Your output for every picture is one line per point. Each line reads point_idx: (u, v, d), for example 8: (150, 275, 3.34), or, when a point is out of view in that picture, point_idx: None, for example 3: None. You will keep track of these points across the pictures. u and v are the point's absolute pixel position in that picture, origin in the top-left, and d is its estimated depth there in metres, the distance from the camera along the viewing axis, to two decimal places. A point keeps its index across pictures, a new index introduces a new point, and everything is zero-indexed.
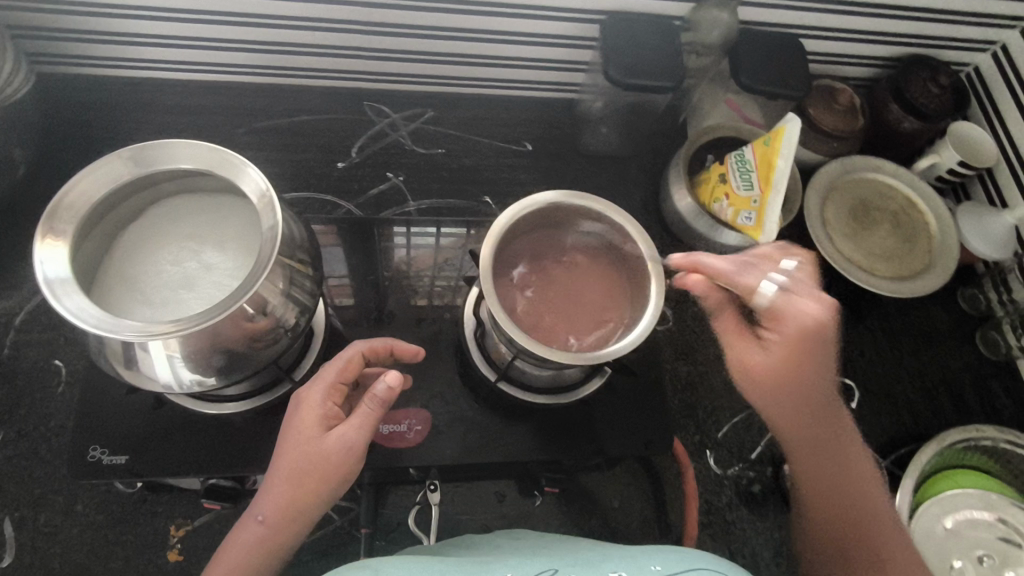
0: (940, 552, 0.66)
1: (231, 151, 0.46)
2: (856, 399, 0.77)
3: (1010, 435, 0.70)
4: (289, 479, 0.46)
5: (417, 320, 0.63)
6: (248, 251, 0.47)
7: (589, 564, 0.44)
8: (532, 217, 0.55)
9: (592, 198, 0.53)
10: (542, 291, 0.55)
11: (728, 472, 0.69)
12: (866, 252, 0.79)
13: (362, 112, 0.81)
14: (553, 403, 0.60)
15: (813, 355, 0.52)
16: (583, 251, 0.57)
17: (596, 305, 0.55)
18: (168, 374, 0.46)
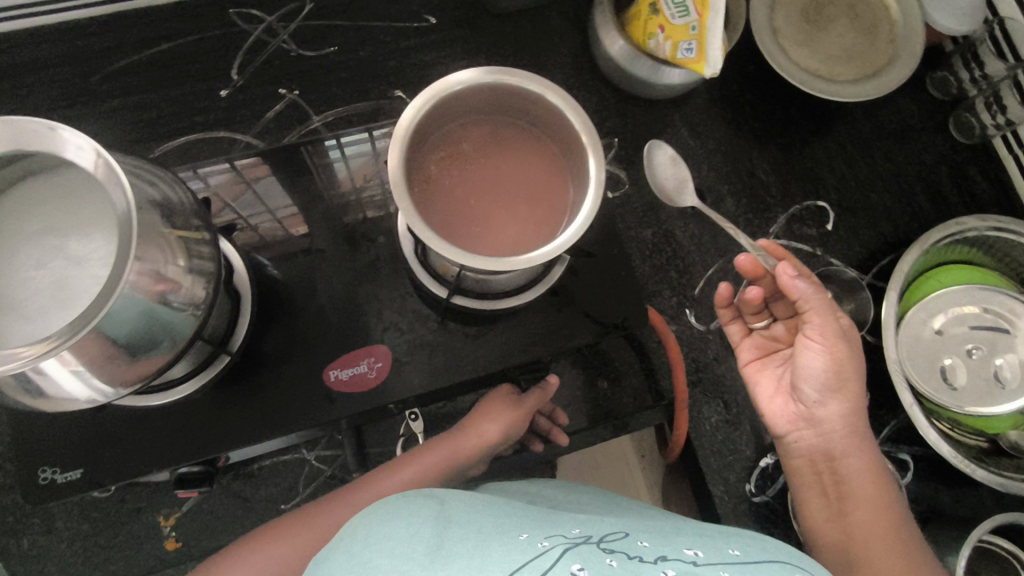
0: (928, 355, 0.66)
1: (31, 117, 0.37)
2: (830, 221, 0.73)
3: (993, 222, 0.67)
4: (449, 446, 0.56)
5: (351, 251, 0.57)
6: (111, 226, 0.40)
7: (661, 531, 0.42)
8: (440, 111, 0.47)
9: (494, 71, 0.46)
10: (475, 193, 0.50)
11: (710, 326, 0.68)
12: (824, 56, 0.71)
13: (229, 23, 0.68)
14: (516, 305, 0.55)
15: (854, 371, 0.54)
16: (506, 136, 0.51)
17: (537, 194, 0.50)
18: (83, 387, 0.41)
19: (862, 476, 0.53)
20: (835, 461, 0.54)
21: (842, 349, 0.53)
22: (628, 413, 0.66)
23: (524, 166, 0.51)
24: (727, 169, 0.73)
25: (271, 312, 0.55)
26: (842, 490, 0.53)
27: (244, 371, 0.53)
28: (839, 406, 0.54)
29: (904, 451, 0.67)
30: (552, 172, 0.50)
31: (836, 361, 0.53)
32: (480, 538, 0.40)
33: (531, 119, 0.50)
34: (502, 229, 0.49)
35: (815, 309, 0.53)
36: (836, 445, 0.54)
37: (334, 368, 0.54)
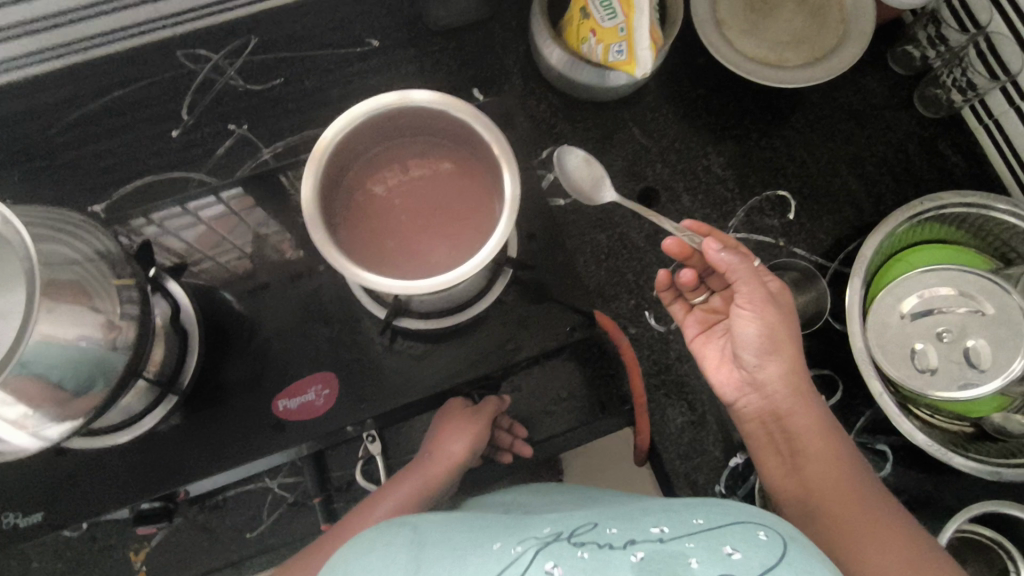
0: (899, 341, 0.64)
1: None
2: (792, 210, 0.71)
3: (972, 197, 0.64)
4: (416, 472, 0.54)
5: (296, 281, 0.58)
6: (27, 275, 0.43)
7: (628, 515, 0.38)
8: (353, 139, 0.48)
9: (400, 95, 0.46)
10: (401, 209, 0.50)
11: (671, 327, 0.67)
12: (771, 43, 0.70)
13: (177, 65, 0.69)
14: (459, 323, 0.57)
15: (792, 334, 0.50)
16: (423, 155, 0.51)
17: (464, 211, 0.50)
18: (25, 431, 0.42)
19: (807, 429, 0.50)
20: (780, 419, 0.51)
21: (772, 311, 0.49)
22: None
23: (444, 181, 0.50)
24: (682, 165, 0.72)
25: (220, 345, 0.56)
26: (791, 450, 0.50)
27: (197, 405, 0.54)
28: (777, 364, 0.50)
29: (882, 441, 0.66)
30: (473, 185, 0.50)
31: (770, 325, 0.49)
32: (450, 554, 0.37)
33: (462, 142, 0.51)
34: (428, 246, 0.49)
35: (742, 278, 0.50)
36: (781, 403, 0.50)
37: (282, 397, 0.54)
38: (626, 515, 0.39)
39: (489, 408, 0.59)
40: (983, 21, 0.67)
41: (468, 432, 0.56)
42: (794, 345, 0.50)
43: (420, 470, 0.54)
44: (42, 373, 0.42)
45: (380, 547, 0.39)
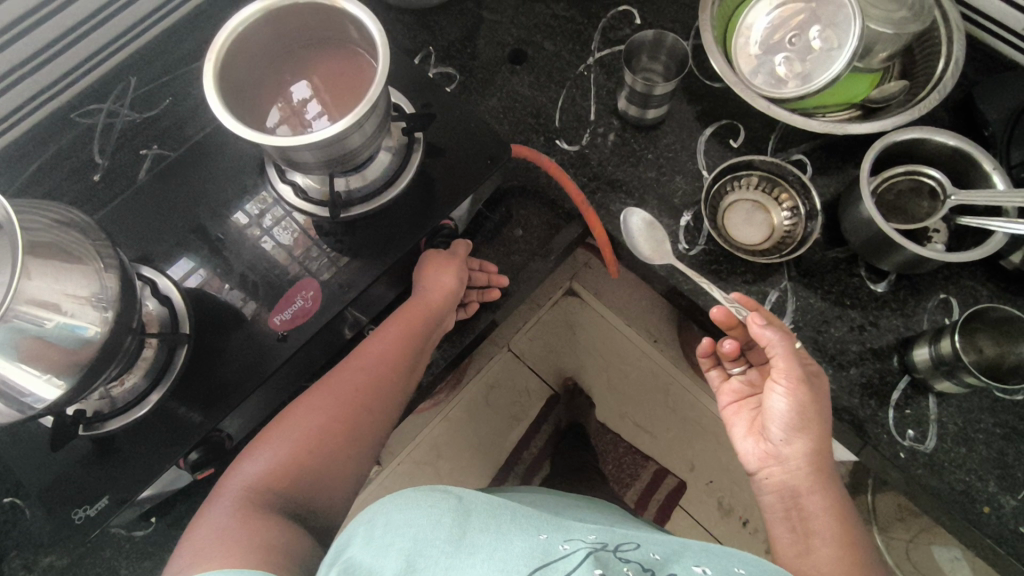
0: (763, 71, 0.73)
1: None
2: (638, 16, 0.79)
3: None
4: (407, 319, 0.64)
5: (245, 232, 0.63)
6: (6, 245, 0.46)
7: (670, 544, 0.46)
8: (232, 58, 0.54)
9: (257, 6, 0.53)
10: (301, 105, 0.57)
11: (582, 143, 0.74)
12: None
13: (79, 124, 0.76)
14: (393, 195, 0.63)
15: (820, 417, 0.58)
16: (304, 63, 0.58)
17: (349, 83, 0.57)
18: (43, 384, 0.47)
19: (820, 487, 0.58)
20: (800, 483, 0.58)
21: (809, 396, 0.58)
22: (549, 244, 0.73)
23: (326, 76, 0.58)
24: (534, 22, 0.80)
25: (204, 307, 0.61)
26: (793, 503, 0.59)
27: (200, 362, 0.59)
28: (808, 444, 0.58)
29: (797, 153, 0.72)
30: (354, 63, 0.58)
31: (801, 412, 0.58)
32: (501, 529, 0.44)
33: (327, 32, 0.58)
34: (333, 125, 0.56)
35: (784, 367, 0.58)
36: (804, 470, 0.58)
37: (274, 311, 0.60)
38: (670, 545, 0.47)
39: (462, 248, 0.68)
40: None
41: (451, 260, 0.67)
42: (824, 432, 0.59)
43: (409, 306, 0.65)
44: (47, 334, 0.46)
45: (433, 506, 0.45)
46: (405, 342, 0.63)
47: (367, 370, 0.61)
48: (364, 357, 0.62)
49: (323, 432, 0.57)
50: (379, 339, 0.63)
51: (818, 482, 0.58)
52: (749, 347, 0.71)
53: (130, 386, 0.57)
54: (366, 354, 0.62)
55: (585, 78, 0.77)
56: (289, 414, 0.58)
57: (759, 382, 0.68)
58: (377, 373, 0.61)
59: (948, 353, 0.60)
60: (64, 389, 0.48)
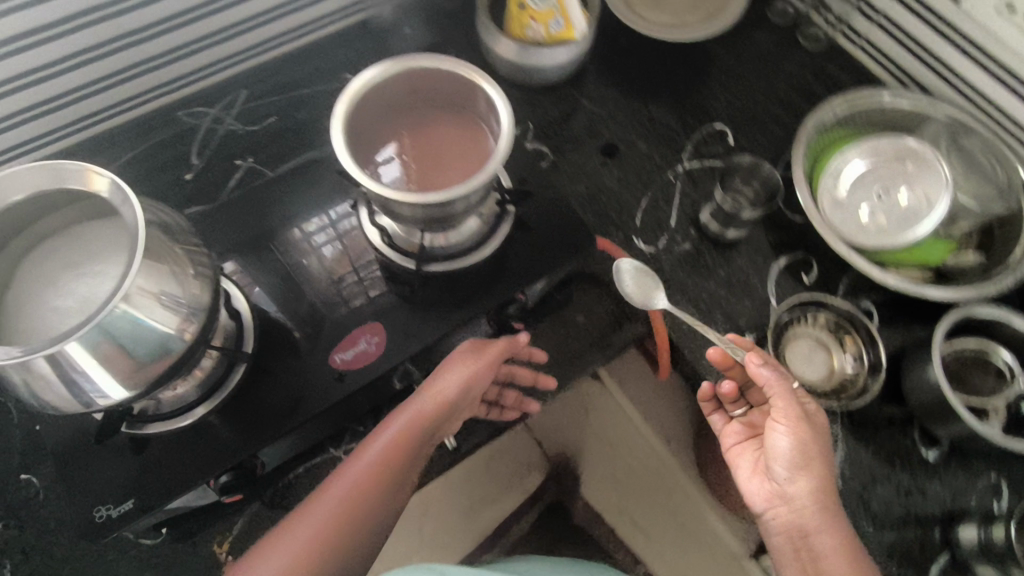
0: (849, 214, 0.74)
1: (66, 160, 0.48)
2: (731, 137, 0.82)
3: (854, 97, 0.78)
4: (424, 414, 0.59)
5: (298, 246, 0.65)
6: (122, 240, 0.49)
7: None
8: (357, 113, 0.56)
9: (376, 67, 0.55)
10: (412, 161, 0.59)
11: (658, 246, 0.76)
12: (672, 14, 0.86)
13: (184, 122, 0.79)
14: (477, 259, 0.64)
15: (821, 450, 0.59)
16: (419, 119, 0.61)
17: (464, 151, 0.59)
18: (114, 385, 0.47)
19: (827, 521, 0.57)
20: (806, 523, 0.57)
21: (810, 429, 0.59)
22: (609, 338, 0.73)
23: (442, 134, 0.60)
24: (631, 121, 0.83)
25: (269, 330, 0.62)
26: (799, 552, 0.57)
27: (252, 383, 0.59)
28: (812, 478, 0.58)
29: (866, 302, 0.73)
30: (468, 125, 0.60)
31: (805, 447, 0.58)
32: None
33: (452, 100, 0.60)
34: (446, 181, 0.58)
35: (788, 399, 0.59)
36: (811, 506, 0.57)
37: (337, 350, 0.60)
38: None
39: (498, 343, 0.64)
40: None
41: (481, 352, 0.62)
42: (826, 465, 0.59)
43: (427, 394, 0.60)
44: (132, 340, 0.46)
45: None
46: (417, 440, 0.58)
47: (379, 462, 0.56)
48: (376, 448, 0.57)
49: (324, 545, 0.53)
50: (392, 427, 0.58)
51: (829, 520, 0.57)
52: (749, 389, 0.71)
53: (179, 394, 0.56)
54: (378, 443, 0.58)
55: (672, 185, 0.79)
56: (297, 511, 0.54)
57: (760, 422, 0.69)
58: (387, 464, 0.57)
59: (1001, 540, 0.59)
60: (132, 393, 0.48)
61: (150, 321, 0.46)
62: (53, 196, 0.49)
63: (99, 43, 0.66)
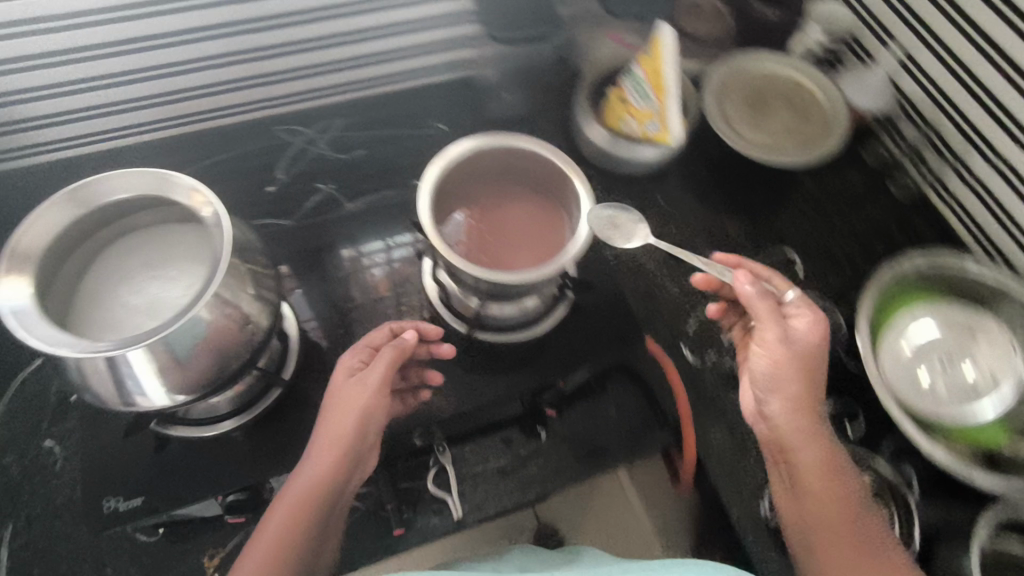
0: (909, 373, 0.72)
1: (180, 173, 0.49)
2: (800, 266, 0.82)
3: (939, 257, 0.77)
4: (331, 435, 0.51)
5: (354, 263, 0.71)
6: (204, 258, 0.50)
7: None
8: (444, 179, 0.58)
9: (468, 139, 0.57)
10: (484, 233, 0.61)
11: (705, 360, 0.73)
12: (768, 134, 0.86)
13: (278, 137, 0.83)
14: (526, 337, 0.66)
15: (813, 375, 0.59)
16: (499, 194, 0.63)
17: (536, 235, 0.61)
18: (159, 393, 0.48)
19: (828, 492, 0.56)
20: (798, 477, 0.58)
21: (808, 382, 0.58)
22: (639, 442, 0.70)
23: (513, 214, 0.62)
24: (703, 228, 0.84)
25: (310, 361, 0.63)
26: (801, 514, 0.57)
27: (282, 409, 0.59)
28: (808, 428, 0.58)
29: (908, 468, 0.70)
30: (545, 209, 0.62)
31: (784, 365, 0.58)
32: None
33: (537, 183, 0.62)
34: (505, 260, 0.59)
35: (783, 336, 0.58)
36: (809, 467, 0.57)
37: None
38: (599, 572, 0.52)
39: (386, 355, 0.54)
40: (928, 115, 0.83)
41: (370, 374, 0.53)
42: (812, 404, 0.59)
43: (328, 428, 0.51)
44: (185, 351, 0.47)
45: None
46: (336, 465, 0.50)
47: (297, 503, 0.49)
48: (291, 495, 0.50)
49: None
50: (303, 469, 0.50)
51: (806, 450, 0.57)
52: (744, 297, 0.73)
53: (210, 404, 0.57)
54: (291, 488, 0.50)
55: None
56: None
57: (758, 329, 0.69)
58: (311, 499, 0.49)
59: None
60: (172, 403, 0.49)
61: (210, 340, 0.48)
62: (152, 199, 0.50)
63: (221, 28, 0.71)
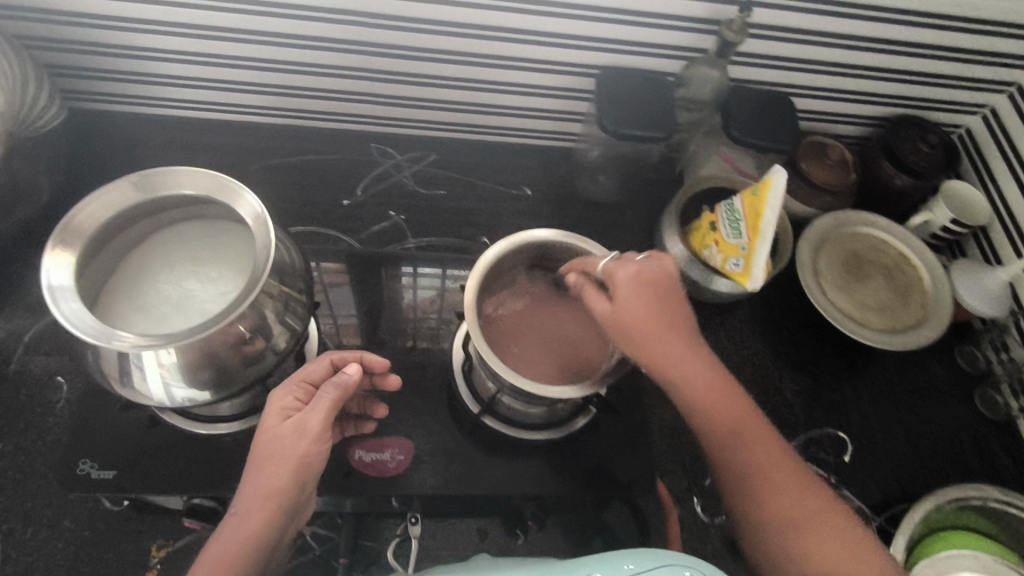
0: None
1: (250, 193, 0.48)
2: (849, 452, 0.77)
3: (1006, 495, 0.70)
4: (262, 483, 0.47)
5: (401, 287, 0.72)
6: (244, 273, 0.50)
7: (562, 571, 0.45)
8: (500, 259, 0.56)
9: (549, 231, 0.57)
10: (519, 320, 0.59)
11: (715, 520, 0.68)
12: (858, 304, 0.80)
13: (370, 154, 0.85)
14: (539, 439, 0.61)
15: (660, 292, 0.53)
16: (547, 286, 0.61)
17: (571, 339, 0.59)
18: (160, 389, 0.48)
19: (731, 406, 0.54)
20: (706, 414, 0.53)
21: (664, 304, 0.53)
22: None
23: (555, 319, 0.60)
24: (758, 379, 0.80)
25: None
26: (727, 462, 0.54)
27: None
28: (686, 343, 0.53)
29: None
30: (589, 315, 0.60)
31: (626, 299, 0.52)
32: None
33: None
34: (527, 362, 0.56)
35: (613, 325, 0.52)
36: (706, 396, 0.53)
37: (363, 448, 0.59)
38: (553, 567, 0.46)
39: (326, 398, 0.51)
40: None
41: (309, 420, 0.50)
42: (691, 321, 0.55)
43: (260, 482, 0.47)
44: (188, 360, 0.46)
45: None
46: (270, 518, 0.47)
47: (224, 564, 0.45)
48: (219, 554, 0.45)
49: None
50: (233, 524, 0.47)
51: (679, 361, 0.53)
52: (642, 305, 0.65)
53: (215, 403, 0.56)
54: (217, 544, 0.46)
55: None
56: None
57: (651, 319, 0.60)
58: (241, 564, 0.45)
59: None
60: (167, 399, 0.49)
61: (214, 360, 0.47)
62: (216, 202, 0.51)
63: (344, 52, 0.72)
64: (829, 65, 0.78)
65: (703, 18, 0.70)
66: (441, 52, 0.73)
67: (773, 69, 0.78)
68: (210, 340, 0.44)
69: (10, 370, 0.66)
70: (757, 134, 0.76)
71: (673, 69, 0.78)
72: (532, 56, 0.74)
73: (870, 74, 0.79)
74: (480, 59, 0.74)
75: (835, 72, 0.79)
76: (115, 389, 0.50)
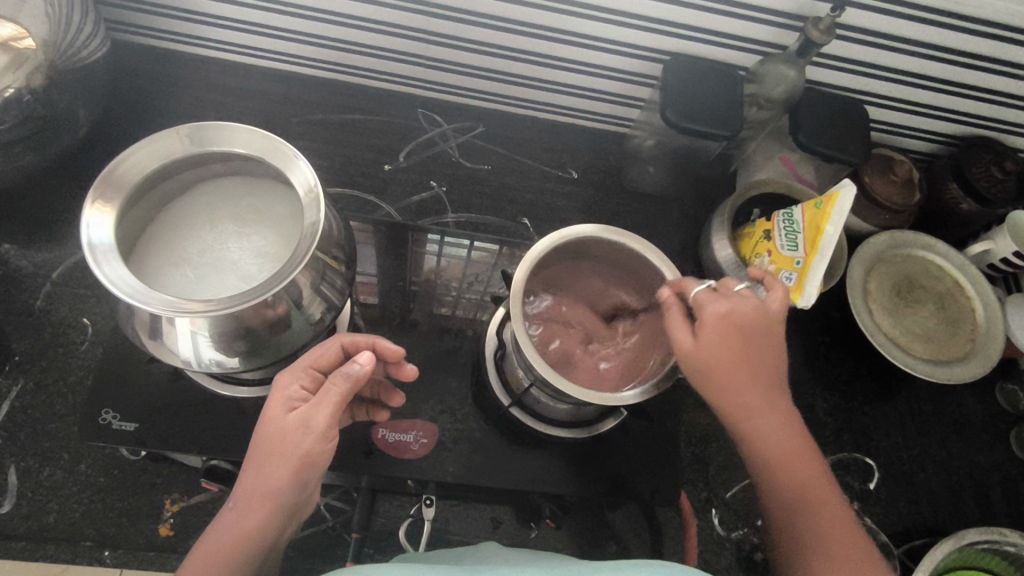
0: None
1: (305, 162, 0.46)
2: (874, 480, 0.75)
3: None
4: (260, 479, 0.45)
5: (426, 252, 0.70)
6: (286, 243, 0.48)
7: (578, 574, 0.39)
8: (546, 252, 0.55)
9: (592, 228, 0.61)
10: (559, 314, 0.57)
11: (731, 534, 0.67)
12: (903, 329, 0.77)
13: (415, 119, 0.82)
14: (566, 437, 0.59)
15: (761, 339, 0.51)
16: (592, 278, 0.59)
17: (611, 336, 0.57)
18: (189, 351, 0.46)
19: (804, 449, 0.52)
20: (779, 471, 0.52)
21: (755, 347, 0.51)
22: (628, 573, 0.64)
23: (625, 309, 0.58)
24: (790, 396, 0.77)
25: None
26: (784, 501, 0.52)
27: None
28: (772, 392, 0.52)
29: None
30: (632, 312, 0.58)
31: (713, 341, 0.49)
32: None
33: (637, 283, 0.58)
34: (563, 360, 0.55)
35: (696, 366, 0.49)
36: (785, 453, 0.51)
37: (386, 427, 0.58)
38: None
39: (336, 391, 0.47)
40: None
41: (315, 415, 0.47)
42: (779, 373, 0.52)
43: (259, 480, 0.46)
44: (223, 326, 0.44)
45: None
46: (268, 517, 0.45)
47: (217, 565, 0.44)
48: (214, 552, 0.45)
49: None
50: (230, 520, 0.46)
51: (766, 398, 0.51)
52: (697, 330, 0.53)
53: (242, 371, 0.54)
54: (214, 540, 0.45)
55: None
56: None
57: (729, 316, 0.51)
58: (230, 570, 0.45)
59: None
60: (193, 357, 0.47)
61: (248, 330, 0.45)
62: (266, 165, 0.48)
63: (403, 12, 0.69)
64: (914, 76, 0.73)
65: (788, 11, 0.65)
66: (504, 20, 0.69)
67: (852, 74, 0.73)
68: (247, 311, 0.42)
69: (35, 307, 0.64)
70: (827, 141, 0.71)
71: (746, 63, 0.73)
72: (599, 34, 0.70)
73: (955, 90, 0.74)
74: (546, 33, 0.71)
75: (918, 83, 0.74)
76: (142, 344, 0.48)
